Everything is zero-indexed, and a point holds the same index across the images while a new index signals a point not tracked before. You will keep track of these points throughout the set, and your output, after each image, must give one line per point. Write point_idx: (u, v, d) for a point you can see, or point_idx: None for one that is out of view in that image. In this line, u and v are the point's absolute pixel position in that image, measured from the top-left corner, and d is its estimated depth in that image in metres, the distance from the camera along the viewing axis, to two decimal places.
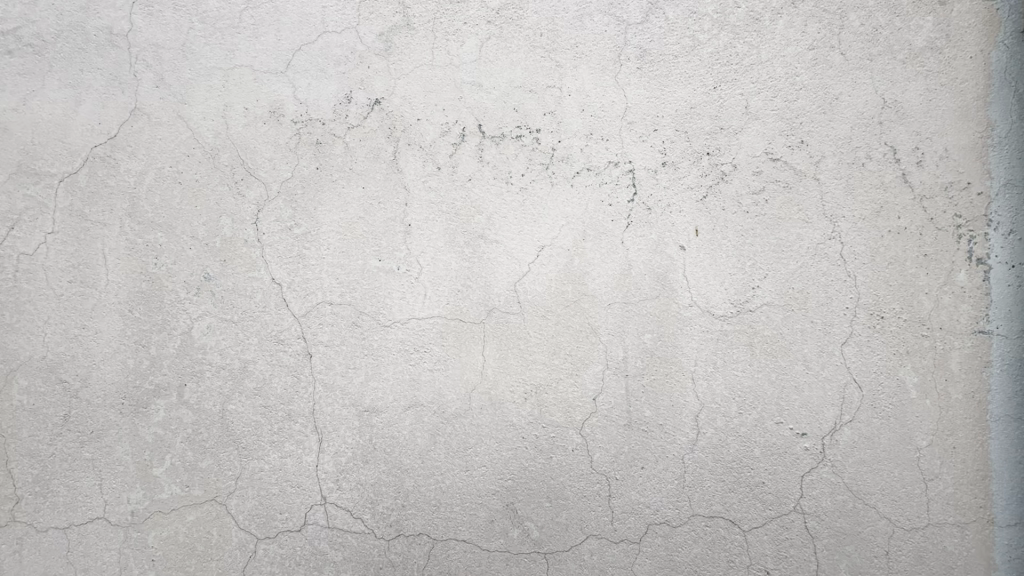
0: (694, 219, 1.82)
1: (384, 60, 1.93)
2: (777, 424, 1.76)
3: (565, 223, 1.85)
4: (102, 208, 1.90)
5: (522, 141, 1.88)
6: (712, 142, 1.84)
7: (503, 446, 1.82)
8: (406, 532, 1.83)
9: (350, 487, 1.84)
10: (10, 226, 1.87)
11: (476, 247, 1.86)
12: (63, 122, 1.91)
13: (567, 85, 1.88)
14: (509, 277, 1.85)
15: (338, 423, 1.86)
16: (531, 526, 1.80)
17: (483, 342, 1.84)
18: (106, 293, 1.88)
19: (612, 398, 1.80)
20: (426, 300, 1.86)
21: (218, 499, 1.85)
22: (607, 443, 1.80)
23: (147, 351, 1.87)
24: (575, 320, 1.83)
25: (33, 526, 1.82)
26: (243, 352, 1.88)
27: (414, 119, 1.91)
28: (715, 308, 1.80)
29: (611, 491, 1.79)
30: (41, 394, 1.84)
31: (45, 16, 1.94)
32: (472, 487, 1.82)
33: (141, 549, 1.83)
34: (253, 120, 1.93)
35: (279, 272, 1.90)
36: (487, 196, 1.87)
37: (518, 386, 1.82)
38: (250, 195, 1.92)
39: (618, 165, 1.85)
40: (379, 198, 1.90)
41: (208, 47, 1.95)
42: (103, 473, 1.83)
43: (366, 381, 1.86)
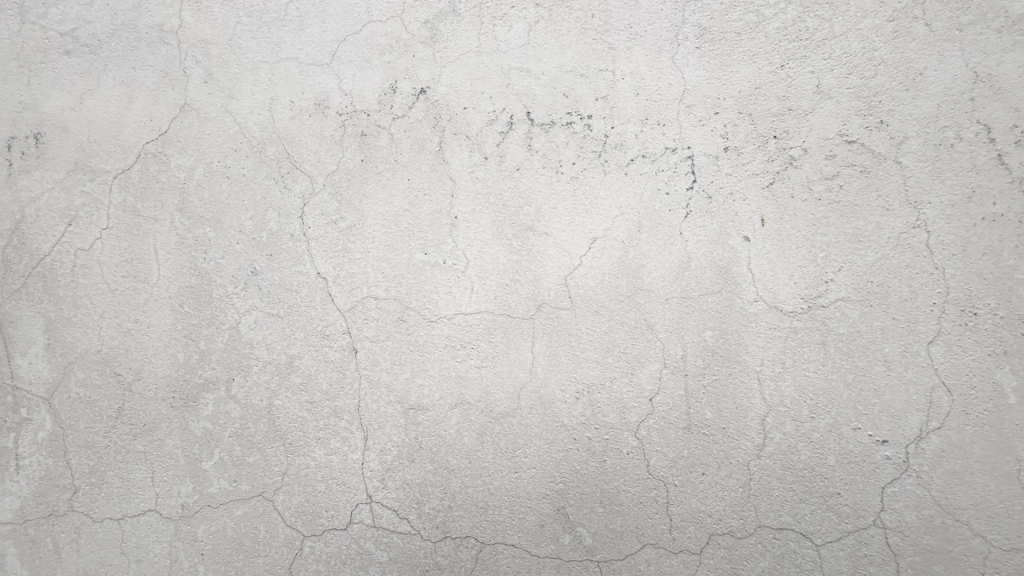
0: (759, 208, 1.69)
1: (429, 48, 1.87)
2: (854, 430, 1.62)
3: (619, 213, 1.75)
4: (154, 204, 1.92)
5: (572, 128, 1.79)
6: (780, 125, 1.70)
7: (553, 447, 1.73)
8: (453, 534, 1.77)
9: (396, 486, 1.80)
10: (68, 222, 1.91)
11: (525, 240, 1.79)
12: (117, 120, 1.94)
13: (620, 68, 1.78)
14: (559, 271, 1.77)
15: (384, 420, 1.81)
16: (583, 533, 1.71)
17: (532, 338, 1.76)
18: (157, 288, 1.89)
19: (669, 400, 1.69)
20: (473, 294, 1.80)
21: (266, 495, 1.83)
22: (665, 446, 1.69)
23: (196, 346, 1.87)
24: (630, 317, 1.73)
25: (89, 516, 1.84)
26: (289, 347, 1.86)
27: (460, 108, 1.84)
28: (784, 303, 1.67)
29: (669, 498, 1.68)
30: (97, 386, 1.87)
31: (100, 16, 1.97)
32: (521, 489, 1.74)
33: (191, 542, 1.84)
34: (298, 113, 1.92)
35: (325, 267, 1.87)
36: (535, 186, 1.79)
37: (569, 385, 1.74)
38: (296, 188, 1.90)
39: (676, 151, 1.74)
40: (424, 190, 1.84)
41: (255, 42, 1.95)
42: (154, 466, 1.85)
43: (412, 377, 1.81)
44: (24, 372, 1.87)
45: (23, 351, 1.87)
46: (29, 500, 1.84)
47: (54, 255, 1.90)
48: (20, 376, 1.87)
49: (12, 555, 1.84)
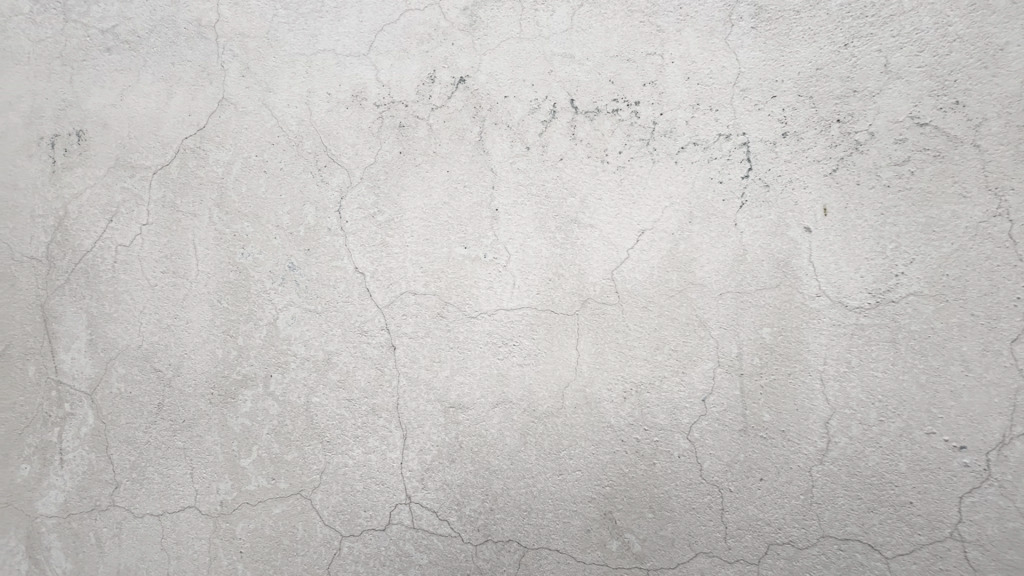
0: (822, 197, 1.59)
1: (468, 36, 1.82)
2: (928, 435, 1.51)
3: (668, 204, 1.66)
4: (193, 199, 1.91)
5: (619, 115, 1.71)
6: (844, 108, 1.60)
7: (600, 449, 1.66)
8: (495, 537, 1.71)
9: (436, 487, 1.74)
10: (109, 218, 1.91)
11: (569, 232, 1.72)
12: (156, 116, 1.94)
13: (669, 51, 1.70)
14: (605, 265, 1.69)
15: (423, 419, 1.76)
16: (632, 539, 1.63)
17: (577, 335, 1.69)
18: (196, 283, 1.88)
19: (724, 400, 1.60)
20: (515, 290, 1.73)
21: (304, 494, 1.80)
22: (719, 450, 1.60)
23: (234, 342, 1.86)
24: (681, 313, 1.64)
25: (130, 511, 1.84)
26: (327, 343, 1.83)
27: (501, 97, 1.78)
28: (849, 298, 1.56)
29: (724, 505, 1.59)
30: (137, 382, 1.87)
31: (139, 12, 1.97)
32: (566, 492, 1.67)
33: (230, 539, 1.82)
34: (335, 105, 1.88)
35: (362, 261, 1.83)
36: (580, 176, 1.72)
37: (616, 384, 1.66)
38: (334, 181, 1.87)
39: (730, 137, 1.64)
40: (463, 182, 1.79)
41: (291, 34, 1.92)
42: (193, 462, 1.83)
43: (452, 374, 1.75)
44: (68, 367, 1.87)
45: (67, 347, 1.88)
46: (72, 495, 1.85)
47: (96, 251, 1.91)
48: (63, 371, 1.87)
49: (56, 549, 1.84)
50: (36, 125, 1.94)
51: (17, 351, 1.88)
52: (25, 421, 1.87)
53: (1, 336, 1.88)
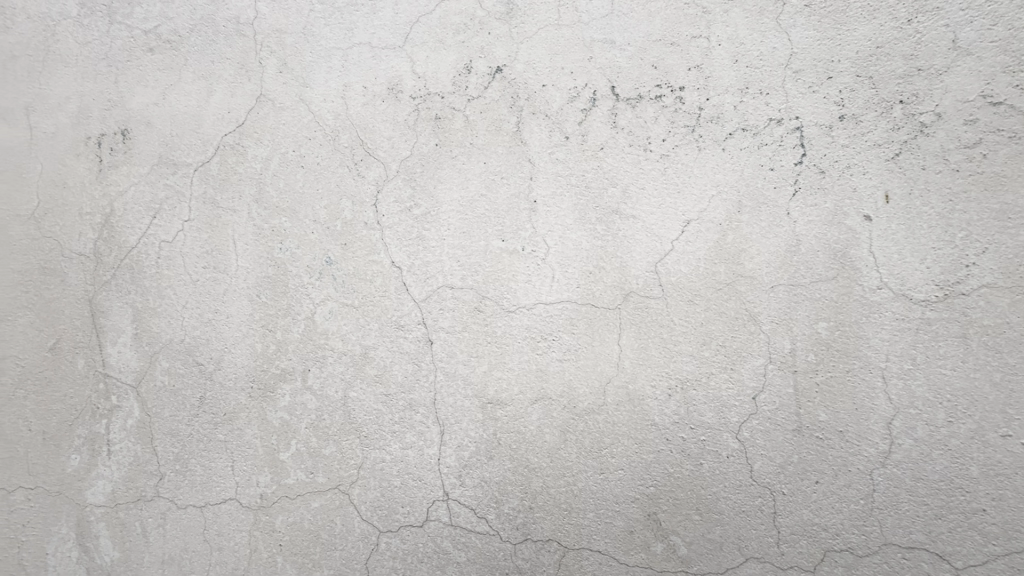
0: (883, 183, 1.50)
1: (505, 25, 1.78)
2: (1004, 437, 1.41)
3: (715, 193, 1.59)
4: (232, 195, 1.93)
5: (662, 101, 1.65)
6: (908, 88, 1.51)
7: (643, 448, 1.60)
8: (535, 536, 1.67)
9: (474, 484, 1.72)
10: (152, 215, 1.95)
11: (611, 224, 1.66)
12: (197, 113, 1.96)
13: (716, 34, 1.63)
14: (648, 257, 1.63)
15: (461, 414, 1.74)
16: (677, 542, 1.57)
17: (619, 329, 1.64)
18: (236, 278, 1.90)
19: (776, 398, 1.52)
20: (554, 284, 1.69)
21: (342, 488, 1.80)
22: (771, 450, 1.52)
23: (273, 336, 1.87)
24: (729, 307, 1.57)
25: (174, 502, 1.87)
26: (364, 337, 1.82)
27: (539, 86, 1.74)
28: (914, 291, 1.47)
29: (776, 508, 1.51)
30: (180, 375, 1.90)
31: (180, 12, 2.00)
32: (609, 492, 1.62)
33: (270, 532, 1.83)
34: (371, 99, 1.87)
35: (399, 255, 1.82)
36: (621, 165, 1.67)
37: (660, 381, 1.60)
38: (370, 175, 1.86)
39: (782, 122, 1.56)
40: (501, 173, 1.75)
41: (327, 28, 1.92)
42: (234, 455, 1.85)
43: (490, 370, 1.72)
44: (115, 360, 1.92)
45: (114, 341, 1.92)
46: (119, 485, 1.89)
47: (141, 246, 1.94)
48: (110, 365, 1.92)
49: (104, 537, 1.88)
50: (83, 124, 1.99)
51: (66, 345, 1.93)
52: (74, 413, 1.91)
53: (51, 330, 1.94)
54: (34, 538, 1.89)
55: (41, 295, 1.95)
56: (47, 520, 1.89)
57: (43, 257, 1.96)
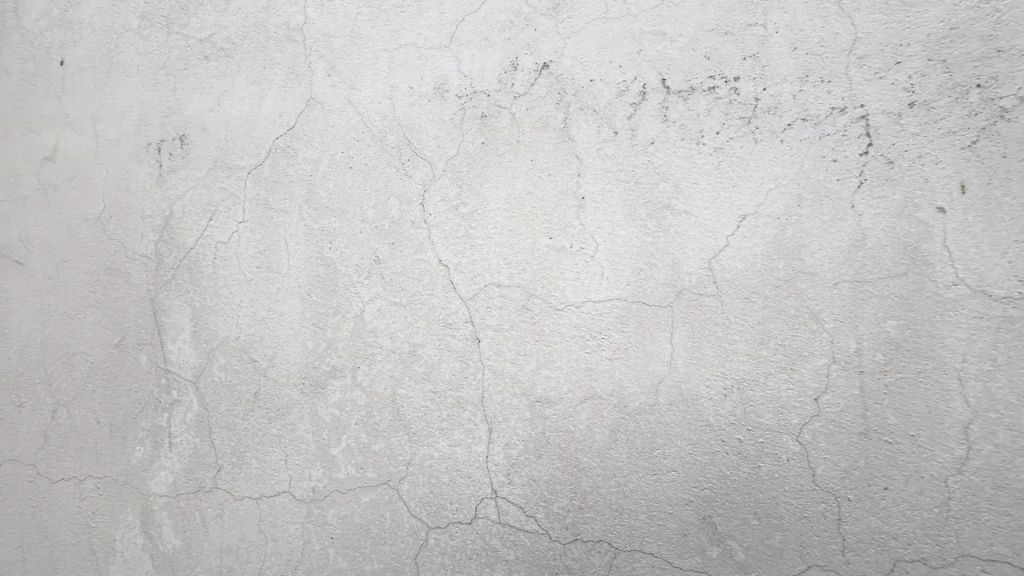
0: (958, 172, 1.43)
1: (551, 20, 1.77)
2: None
3: (773, 186, 1.54)
4: (284, 196, 1.98)
5: (716, 93, 1.60)
6: (986, 71, 1.42)
7: (697, 449, 1.56)
8: (585, 537, 1.65)
9: (523, 482, 1.71)
10: (209, 217, 2.02)
11: (662, 220, 1.63)
12: (250, 118, 2.03)
13: (773, 21, 1.57)
14: (702, 253, 1.59)
15: (509, 413, 1.73)
16: (734, 547, 1.53)
17: (671, 328, 1.60)
18: (288, 277, 1.95)
19: (840, 400, 1.46)
20: (604, 281, 1.67)
21: (391, 484, 1.83)
22: (835, 454, 1.46)
23: (324, 334, 1.91)
24: (789, 304, 1.51)
25: (231, 493, 1.94)
26: (412, 335, 1.84)
27: (587, 81, 1.72)
28: (994, 288, 1.39)
29: (841, 515, 1.45)
30: (236, 371, 1.96)
31: (233, 21, 2.07)
32: (661, 494, 1.59)
33: (322, 525, 1.87)
34: (418, 99, 1.89)
35: (446, 254, 1.83)
36: (672, 160, 1.63)
37: (715, 381, 1.55)
38: (416, 175, 1.87)
39: (845, 111, 1.50)
40: (548, 170, 1.74)
41: (374, 30, 1.95)
42: (288, 449, 1.91)
43: (538, 368, 1.71)
44: (175, 356, 2.00)
45: (174, 338, 2.01)
46: (180, 476, 1.97)
47: (198, 247, 2.02)
48: (171, 361, 2.00)
49: (167, 526, 1.97)
50: (145, 131, 2.08)
51: (131, 342, 2.03)
52: (138, 407, 2.01)
53: (117, 328, 2.04)
54: (102, 524, 1.99)
55: (108, 294, 2.05)
56: (115, 509, 1.99)
57: (109, 257, 2.06)
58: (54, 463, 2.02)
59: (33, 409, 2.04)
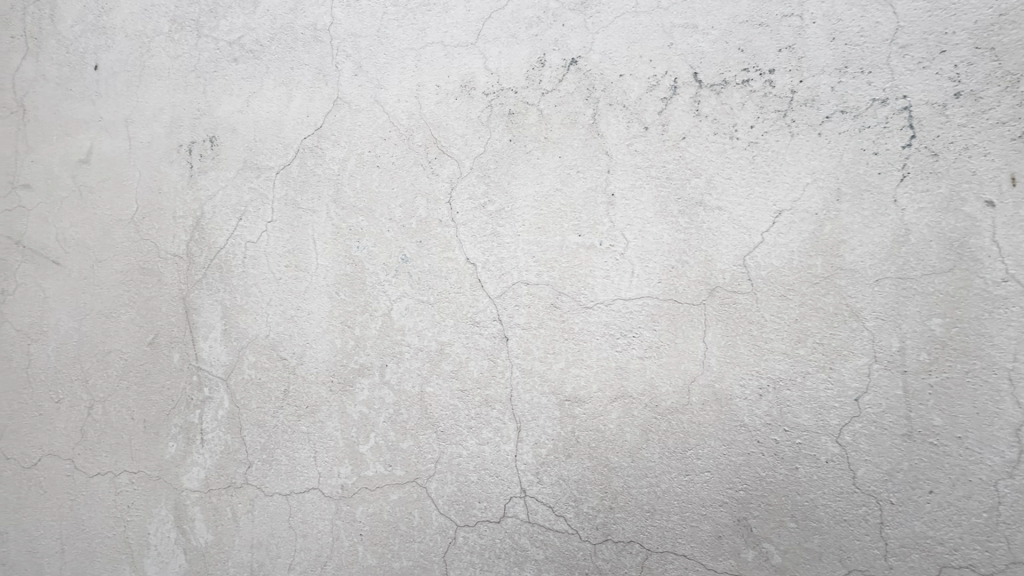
0: (1008, 164, 1.39)
1: (580, 15, 1.75)
2: None
3: (811, 181, 1.51)
4: (312, 196, 2.00)
5: (750, 86, 1.57)
6: None
7: (732, 450, 1.54)
8: (615, 537, 1.63)
9: (552, 481, 1.70)
10: (239, 216, 2.05)
11: (694, 216, 1.60)
12: (278, 119, 2.05)
13: (810, 11, 1.54)
14: (736, 250, 1.56)
15: (538, 412, 1.72)
16: (770, 550, 1.50)
17: (704, 326, 1.57)
18: (316, 276, 1.97)
19: (882, 400, 1.43)
20: (634, 279, 1.65)
21: (419, 482, 1.83)
22: (877, 456, 1.43)
23: (352, 332, 1.93)
24: (827, 302, 1.48)
25: (261, 489, 1.96)
26: (440, 334, 1.84)
27: (616, 76, 1.70)
28: None
29: (884, 519, 1.42)
30: (266, 369, 1.99)
31: (261, 22, 2.10)
32: (695, 495, 1.56)
33: (351, 522, 1.88)
34: (445, 97, 1.88)
35: (474, 252, 1.82)
36: (705, 155, 1.60)
37: (750, 380, 1.53)
38: (443, 173, 1.87)
39: (887, 102, 1.47)
40: (577, 167, 1.72)
41: (401, 29, 1.95)
42: (317, 446, 1.92)
43: (567, 367, 1.70)
44: (207, 354, 2.03)
45: (205, 336, 2.04)
46: (211, 472, 2.00)
47: (229, 247, 2.05)
48: (203, 358, 2.03)
49: (199, 521, 2.00)
50: (176, 133, 2.12)
51: (164, 339, 2.07)
52: (171, 404, 2.04)
53: (151, 326, 2.08)
54: (137, 518, 2.04)
55: (141, 293, 2.09)
56: (149, 503, 2.03)
57: (143, 257, 2.10)
58: (91, 458, 2.07)
59: (71, 404, 2.09)
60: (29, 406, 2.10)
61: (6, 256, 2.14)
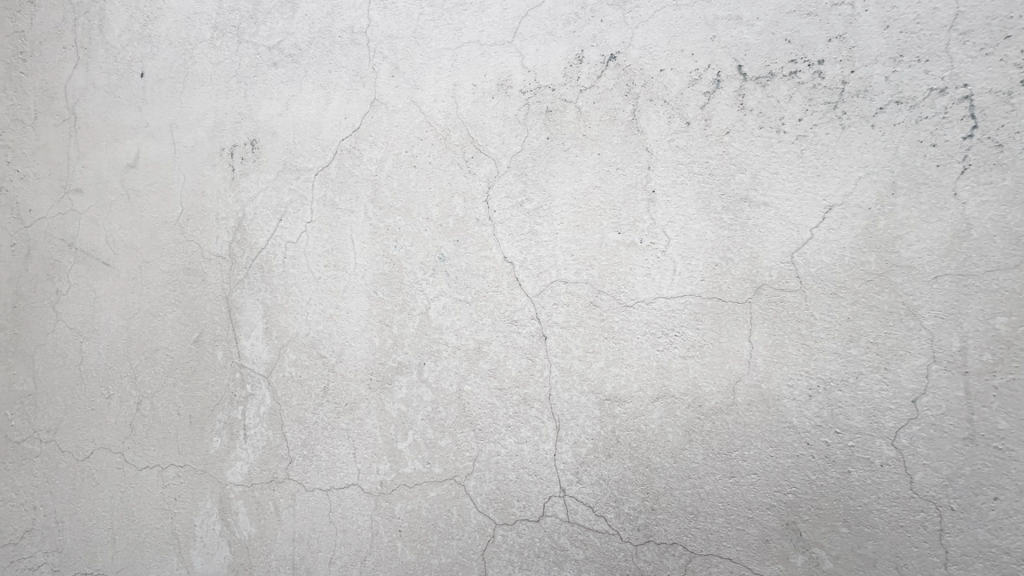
0: None
1: (618, 11, 1.73)
2: None
3: (863, 175, 1.48)
4: (350, 196, 2.03)
5: (798, 77, 1.54)
6: None
7: (780, 451, 1.50)
8: (658, 539, 1.61)
9: (592, 481, 1.68)
10: (279, 217, 2.09)
11: (739, 213, 1.57)
12: (317, 121, 2.08)
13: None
14: (783, 247, 1.53)
15: (577, 411, 1.71)
16: (821, 555, 1.46)
17: (750, 325, 1.54)
18: (355, 276, 2.00)
19: (942, 401, 1.39)
20: (676, 277, 1.62)
21: (457, 479, 1.84)
22: (936, 460, 1.39)
23: (390, 331, 1.95)
24: (882, 300, 1.45)
25: (302, 484, 2.00)
26: (477, 332, 1.84)
27: (656, 71, 1.67)
28: None
29: (944, 526, 1.37)
30: (306, 367, 2.02)
31: (300, 27, 2.13)
32: (741, 498, 1.53)
33: (389, 518, 1.91)
34: (481, 96, 1.89)
35: (511, 251, 1.82)
36: (750, 150, 1.57)
37: (799, 379, 1.49)
38: (480, 172, 1.87)
39: (946, 92, 1.43)
40: (616, 164, 1.70)
41: (437, 30, 1.97)
42: (356, 443, 1.95)
43: (607, 366, 1.68)
44: (249, 352, 2.08)
45: (248, 334, 2.09)
46: (254, 467, 2.05)
47: (270, 247, 2.09)
48: (245, 356, 2.08)
49: (242, 514, 2.05)
50: (218, 137, 2.18)
51: (208, 338, 2.13)
52: (216, 400, 2.10)
53: (196, 324, 2.14)
54: (184, 510, 2.10)
55: (186, 292, 2.16)
56: (194, 496, 2.09)
57: (188, 258, 2.16)
58: (140, 451, 2.14)
59: (121, 400, 2.17)
60: (82, 402, 2.19)
61: (60, 257, 2.24)
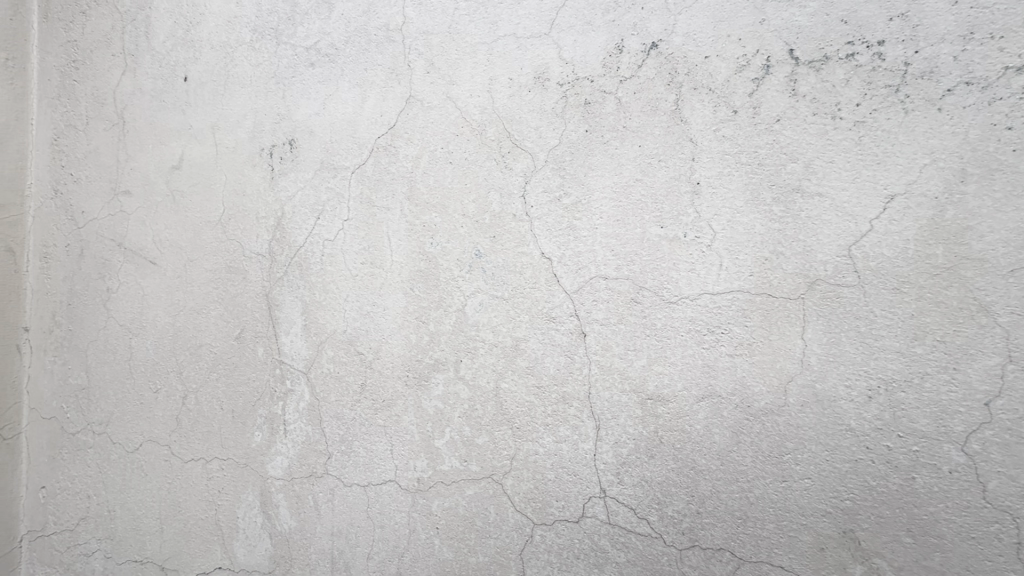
0: None
1: None
2: None
3: (929, 162, 1.39)
4: (386, 194, 2.03)
5: (856, 60, 1.46)
6: None
7: (837, 455, 1.43)
8: (703, 543, 1.56)
9: (634, 482, 1.64)
10: (317, 215, 2.11)
11: (791, 205, 1.51)
12: (353, 119, 2.09)
13: None
14: (840, 240, 1.45)
15: (617, 410, 1.67)
16: (882, 566, 1.39)
17: (804, 322, 1.47)
18: (391, 273, 2.00)
19: (1018, 404, 1.30)
20: (723, 272, 1.56)
21: (495, 478, 1.82)
22: (1012, 467, 1.30)
23: (427, 327, 1.94)
24: (949, 295, 1.36)
25: (341, 480, 2.01)
26: (514, 329, 1.82)
27: (701, 58, 1.61)
28: None
29: (1021, 538, 1.28)
30: (344, 363, 2.04)
31: (336, 26, 2.15)
32: (794, 503, 1.46)
33: (426, 515, 1.90)
34: (518, 90, 1.86)
35: (550, 246, 1.78)
36: (802, 138, 1.50)
37: (857, 379, 1.42)
38: (517, 167, 1.85)
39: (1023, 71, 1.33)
40: (658, 156, 1.65)
41: (473, 24, 1.94)
42: (393, 440, 1.96)
43: (649, 364, 1.63)
44: (289, 348, 2.11)
45: (287, 331, 2.12)
46: (294, 461, 2.08)
47: (309, 244, 2.12)
48: (285, 352, 2.12)
49: (282, 507, 2.08)
50: (258, 137, 2.21)
51: (249, 334, 2.17)
52: (257, 395, 2.14)
53: (238, 321, 2.19)
54: (227, 503, 2.15)
55: (228, 290, 2.21)
56: (237, 488, 2.14)
57: (230, 256, 2.21)
58: (186, 445, 2.21)
59: (167, 394, 2.24)
60: (131, 396, 2.27)
61: (110, 257, 2.32)
